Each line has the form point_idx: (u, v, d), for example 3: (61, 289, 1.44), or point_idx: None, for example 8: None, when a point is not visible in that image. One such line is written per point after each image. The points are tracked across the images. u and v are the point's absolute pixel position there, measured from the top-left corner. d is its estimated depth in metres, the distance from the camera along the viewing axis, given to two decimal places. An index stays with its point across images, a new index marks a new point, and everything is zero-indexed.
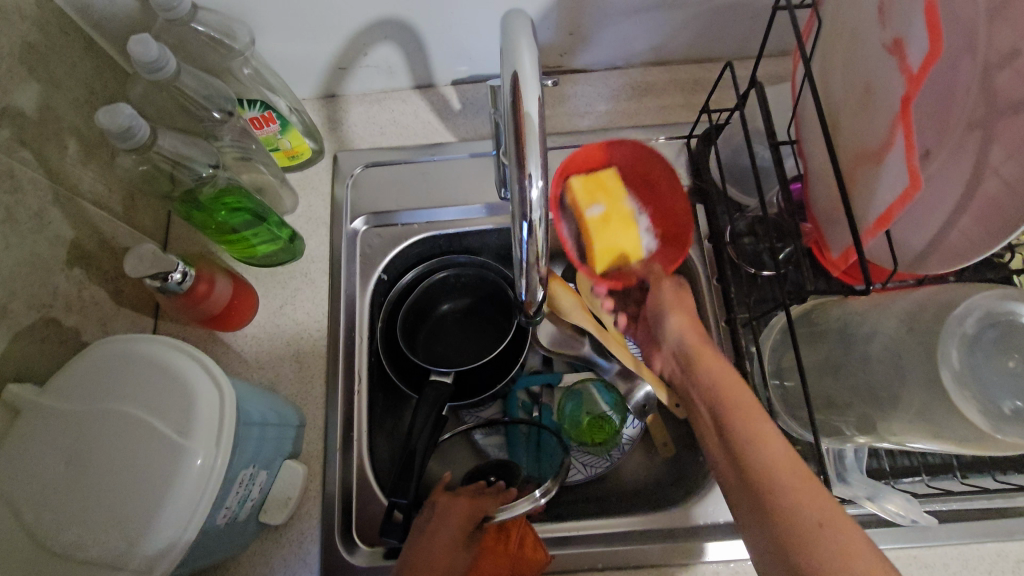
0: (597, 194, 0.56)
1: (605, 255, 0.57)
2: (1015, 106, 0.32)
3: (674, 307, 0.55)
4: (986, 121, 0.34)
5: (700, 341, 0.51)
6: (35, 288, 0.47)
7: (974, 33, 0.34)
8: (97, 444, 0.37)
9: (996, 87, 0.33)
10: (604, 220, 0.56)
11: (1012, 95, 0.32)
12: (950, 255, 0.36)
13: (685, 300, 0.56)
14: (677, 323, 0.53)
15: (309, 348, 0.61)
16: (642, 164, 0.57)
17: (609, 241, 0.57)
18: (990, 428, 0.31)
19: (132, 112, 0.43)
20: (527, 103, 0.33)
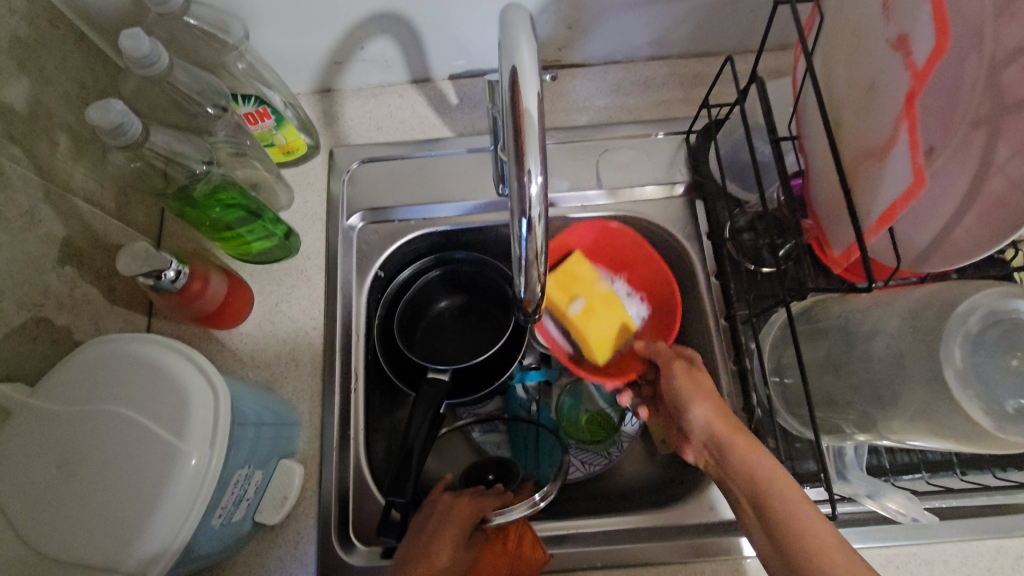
0: (573, 288, 0.60)
1: (604, 343, 0.60)
2: (1021, 104, 0.31)
3: (700, 406, 0.46)
4: (990, 119, 0.33)
5: (734, 431, 0.45)
6: (26, 287, 0.46)
7: (981, 30, 0.33)
8: (88, 446, 0.36)
9: (1002, 85, 0.32)
10: (589, 310, 0.60)
11: (1018, 92, 0.31)
12: (955, 252, 0.36)
13: (704, 381, 0.48)
14: (707, 419, 0.46)
15: (305, 346, 0.61)
16: (604, 244, 0.62)
17: (600, 327, 0.60)
18: (993, 427, 0.31)
19: (123, 108, 0.42)
20: (526, 99, 0.33)
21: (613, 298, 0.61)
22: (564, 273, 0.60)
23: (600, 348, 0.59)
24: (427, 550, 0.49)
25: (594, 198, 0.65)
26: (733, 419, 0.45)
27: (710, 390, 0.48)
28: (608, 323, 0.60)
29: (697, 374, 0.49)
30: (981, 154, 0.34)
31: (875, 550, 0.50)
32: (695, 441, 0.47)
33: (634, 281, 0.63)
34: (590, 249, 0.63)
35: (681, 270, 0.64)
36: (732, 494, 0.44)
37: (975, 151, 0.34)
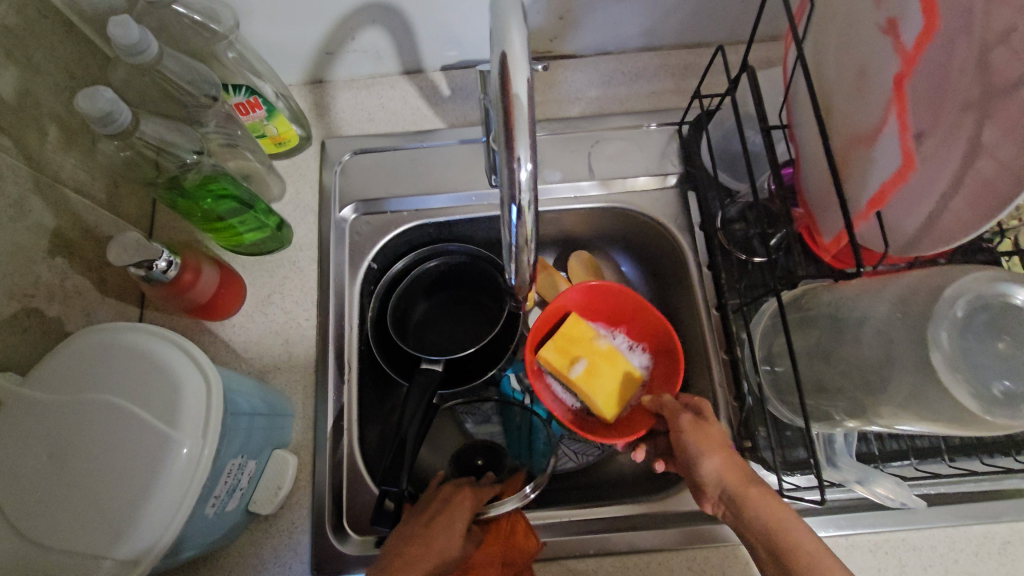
0: (572, 350, 0.56)
1: (612, 400, 0.55)
2: (1011, 86, 0.30)
3: (710, 459, 0.44)
4: (981, 102, 0.32)
5: (748, 482, 0.43)
6: (16, 278, 0.46)
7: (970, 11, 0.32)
8: (80, 436, 0.36)
9: (990, 67, 0.32)
10: (591, 368, 0.56)
11: (1008, 75, 0.30)
12: (942, 238, 0.36)
13: (713, 429, 0.46)
14: (719, 472, 0.43)
15: (298, 337, 0.61)
16: (597, 302, 0.59)
17: (606, 385, 0.55)
18: (980, 410, 0.31)
19: (112, 96, 0.41)
20: (516, 85, 0.33)
21: (615, 351, 0.57)
22: (559, 338, 0.56)
23: (609, 406, 0.55)
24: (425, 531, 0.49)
25: (587, 190, 0.65)
26: (744, 466, 0.43)
27: (720, 438, 0.45)
28: (614, 379, 0.56)
29: (705, 423, 0.46)
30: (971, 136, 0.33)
31: (864, 536, 0.50)
32: (706, 493, 0.45)
33: (633, 334, 0.60)
34: (583, 308, 0.59)
35: (673, 260, 0.65)
36: (749, 546, 0.42)
37: (965, 135, 0.33)
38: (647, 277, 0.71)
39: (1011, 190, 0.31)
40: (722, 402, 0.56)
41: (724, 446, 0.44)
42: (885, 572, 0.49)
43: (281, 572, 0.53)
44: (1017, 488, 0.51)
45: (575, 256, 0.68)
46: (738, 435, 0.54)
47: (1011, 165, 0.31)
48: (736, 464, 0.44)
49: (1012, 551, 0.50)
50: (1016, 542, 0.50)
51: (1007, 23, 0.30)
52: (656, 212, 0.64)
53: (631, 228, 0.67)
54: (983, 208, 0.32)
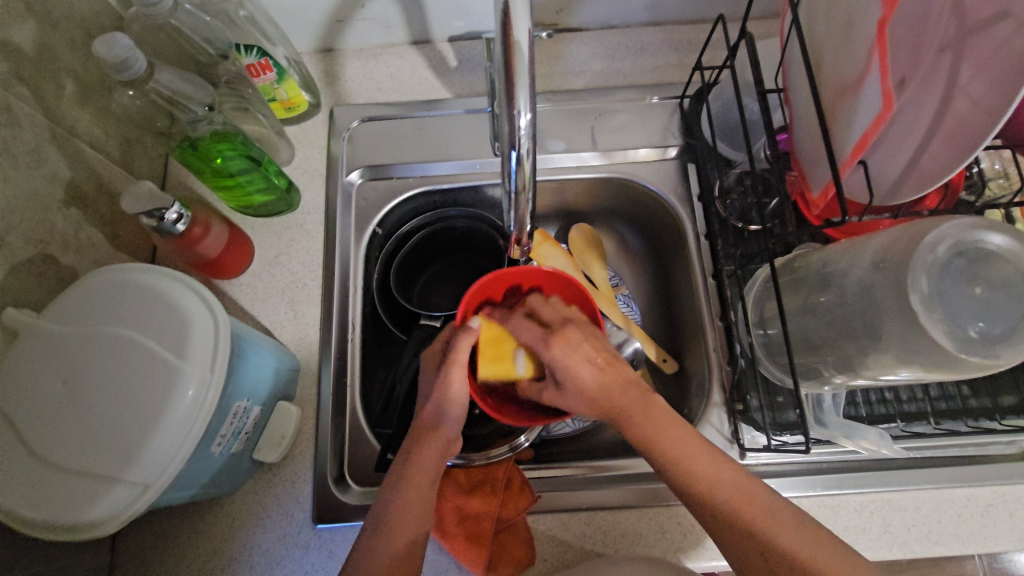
0: (508, 353, 0.50)
1: None
2: (986, 24, 0.31)
3: (579, 390, 0.44)
4: (956, 44, 0.33)
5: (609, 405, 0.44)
6: (33, 224, 0.48)
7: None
8: (95, 365, 0.38)
9: (967, 7, 0.33)
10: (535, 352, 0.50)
11: (982, 13, 0.32)
12: (922, 180, 0.37)
13: (581, 353, 0.44)
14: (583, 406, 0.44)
15: (304, 297, 0.62)
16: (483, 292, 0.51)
17: None
18: (954, 349, 0.33)
19: (129, 44, 0.43)
20: (517, 34, 0.34)
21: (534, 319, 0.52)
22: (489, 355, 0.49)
23: None
24: (437, 418, 0.48)
25: (589, 160, 0.66)
26: (599, 391, 0.44)
27: (589, 368, 0.44)
28: None
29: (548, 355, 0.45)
30: (947, 77, 0.34)
31: (849, 497, 0.52)
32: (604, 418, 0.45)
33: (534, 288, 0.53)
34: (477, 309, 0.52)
35: (672, 231, 0.66)
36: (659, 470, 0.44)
37: (942, 75, 0.34)
38: (646, 248, 0.72)
39: (985, 127, 0.32)
40: (716, 364, 0.57)
41: (583, 369, 0.44)
42: (870, 531, 0.51)
43: (283, 519, 0.54)
44: (1001, 453, 0.52)
45: (576, 229, 0.69)
46: (730, 397, 0.55)
47: (984, 103, 0.32)
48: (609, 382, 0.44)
49: (995, 513, 0.51)
50: (998, 505, 0.51)
51: None
52: (655, 182, 0.65)
53: (632, 200, 0.69)
54: (959, 148, 0.34)
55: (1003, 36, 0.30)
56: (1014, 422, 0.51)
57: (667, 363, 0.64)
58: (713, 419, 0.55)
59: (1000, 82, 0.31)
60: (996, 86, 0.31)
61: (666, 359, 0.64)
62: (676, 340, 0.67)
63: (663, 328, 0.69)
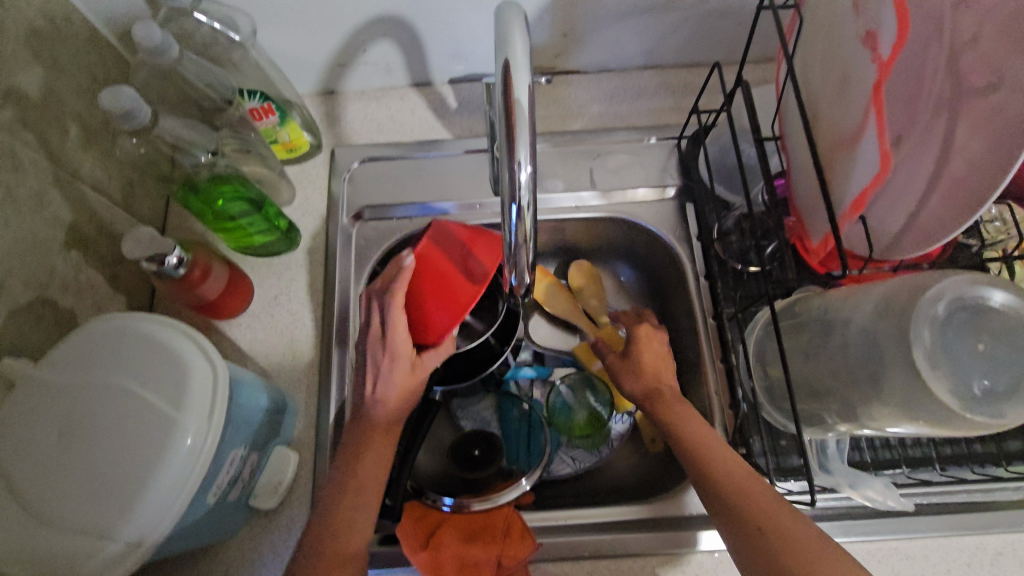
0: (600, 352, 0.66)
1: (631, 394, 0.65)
2: (981, 87, 0.32)
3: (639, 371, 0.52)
4: (952, 104, 0.34)
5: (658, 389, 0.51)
6: (33, 268, 0.47)
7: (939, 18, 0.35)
8: (91, 414, 0.38)
9: (961, 70, 0.33)
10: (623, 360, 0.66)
11: (976, 78, 0.33)
12: (923, 237, 0.37)
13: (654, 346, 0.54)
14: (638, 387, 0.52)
15: (304, 337, 0.62)
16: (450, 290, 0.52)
17: None
18: (960, 408, 0.32)
19: (134, 95, 0.43)
20: (518, 91, 0.35)
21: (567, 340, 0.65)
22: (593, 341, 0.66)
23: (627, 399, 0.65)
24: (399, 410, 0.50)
25: (587, 201, 0.67)
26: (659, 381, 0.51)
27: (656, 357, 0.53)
28: None
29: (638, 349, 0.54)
30: (944, 135, 0.35)
31: (856, 545, 0.51)
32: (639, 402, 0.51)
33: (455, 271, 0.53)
34: (430, 297, 0.52)
35: (672, 271, 0.66)
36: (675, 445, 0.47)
37: (937, 134, 0.35)
38: (647, 287, 0.72)
39: (984, 186, 0.32)
40: (717, 408, 0.57)
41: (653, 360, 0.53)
42: None
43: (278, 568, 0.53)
44: (1011, 500, 0.51)
45: (576, 265, 0.70)
46: (734, 441, 0.54)
47: (982, 164, 0.32)
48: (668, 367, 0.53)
49: (1005, 562, 0.50)
50: (1009, 554, 0.50)
51: (971, 32, 0.32)
52: (654, 222, 0.65)
53: (632, 240, 0.69)
54: (959, 208, 0.34)
55: (998, 102, 0.31)
56: (1019, 468, 0.52)
57: None
58: None
59: (997, 145, 0.31)
60: (992, 148, 0.32)
61: None
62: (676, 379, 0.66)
63: None
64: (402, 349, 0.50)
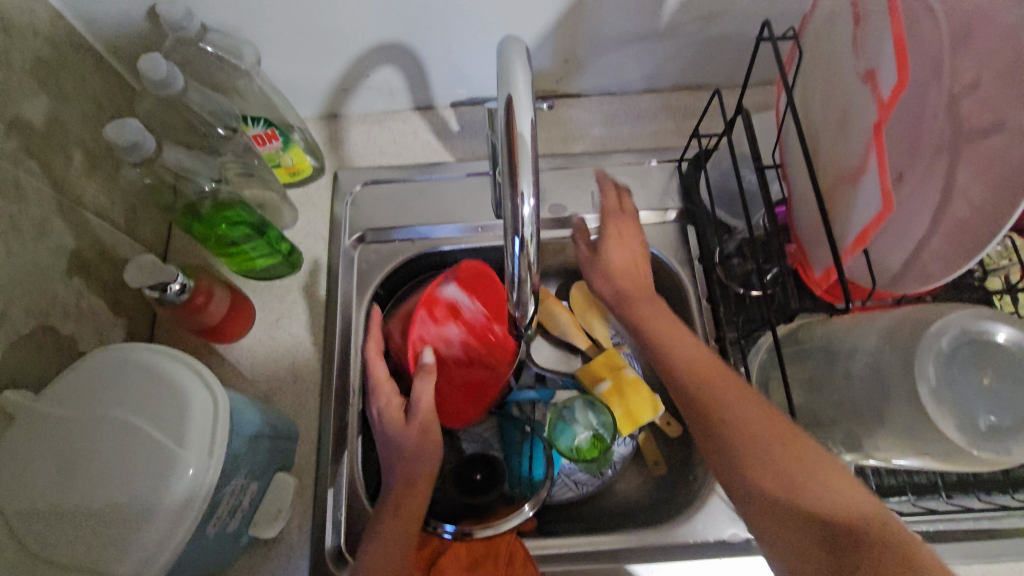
0: (602, 372, 0.65)
1: (629, 417, 0.63)
2: (983, 132, 0.33)
3: (608, 269, 0.56)
4: (951, 147, 0.35)
5: (640, 291, 0.54)
6: (35, 297, 0.47)
7: (938, 61, 0.35)
8: (91, 450, 0.38)
9: (962, 113, 0.34)
10: (630, 382, 0.64)
11: (978, 121, 0.33)
12: (924, 275, 0.37)
13: (625, 240, 0.57)
14: (611, 274, 0.55)
15: (306, 361, 0.62)
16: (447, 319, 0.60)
17: (630, 401, 0.63)
18: (965, 444, 0.32)
19: (139, 126, 0.44)
20: (520, 126, 0.35)
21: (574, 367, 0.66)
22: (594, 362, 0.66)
23: (625, 421, 0.63)
24: (414, 461, 0.51)
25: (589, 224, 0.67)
26: (639, 285, 0.54)
27: (626, 256, 0.56)
28: (636, 394, 0.63)
29: (608, 247, 0.57)
30: (945, 176, 0.35)
31: None
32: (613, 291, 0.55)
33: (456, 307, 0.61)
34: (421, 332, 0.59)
35: (673, 294, 0.66)
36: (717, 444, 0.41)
37: (939, 174, 0.36)
38: None
39: (987, 229, 0.32)
40: None
41: (626, 251, 0.56)
42: None
43: None
44: (1018, 528, 0.50)
45: (578, 287, 0.70)
46: None
47: (985, 206, 0.32)
48: (632, 286, 0.54)
49: None
50: None
51: (974, 74, 0.33)
52: (656, 244, 0.65)
53: None
54: (962, 248, 0.34)
55: (1001, 147, 0.31)
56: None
57: (670, 426, 0.64)
58: (719, 488, 0.55)
59: (1001, 189, 0.31)
60: (995, 191, 0.32)
61: (670, 423, 0.64)
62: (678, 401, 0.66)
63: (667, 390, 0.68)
64: (388, 389, 0.54)
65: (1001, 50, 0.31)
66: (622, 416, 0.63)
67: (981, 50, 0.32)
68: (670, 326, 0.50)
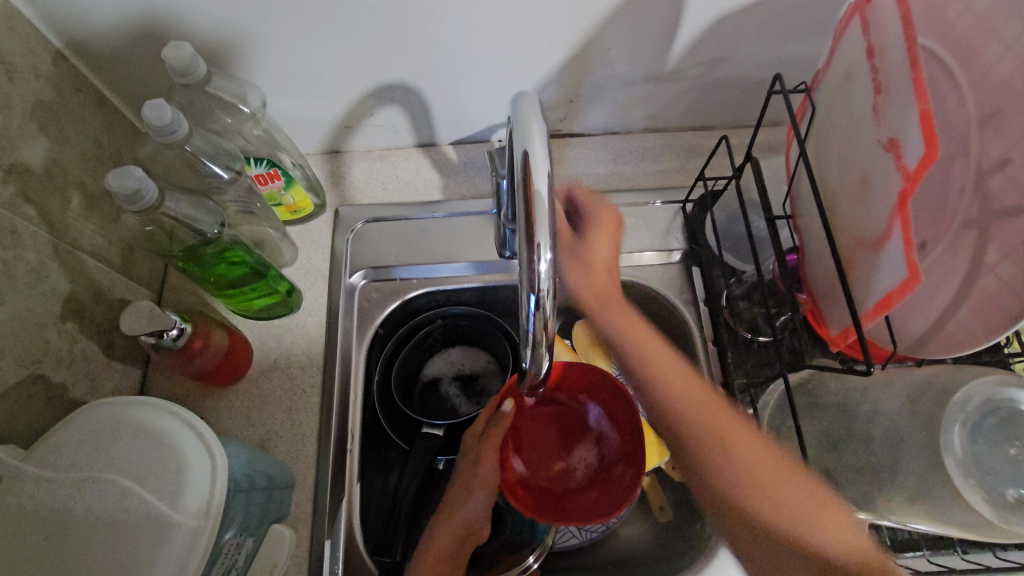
0: None
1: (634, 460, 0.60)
2: (1011, 211, 0.33)
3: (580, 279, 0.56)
4: (979, 223, 0.35)
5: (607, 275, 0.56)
6: (27, 345, 0.46)
7: (966, 139, 0.36)
8: (79, 516, 0.36)
9: (990, 192, 0.35)
10: None
11: (1005, 201, 0.34)
12: (947, 343, 0.37)
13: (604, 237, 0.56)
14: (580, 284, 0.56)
15: (302, 404, 0.60)
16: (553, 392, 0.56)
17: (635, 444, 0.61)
18: (998, 518, 0.36)
19: (141, 175, 0.43)
20: (537, 182, 0.34)
21: None
22: None
23: None
24: (458, 501, 0.54)
25: None
26: (610, 271, 0.56)
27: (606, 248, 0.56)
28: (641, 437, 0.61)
29: (575, 245, 0.56)
30: (971, 250, 0.35)
31: None
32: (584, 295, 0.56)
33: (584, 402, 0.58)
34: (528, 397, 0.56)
35: (677, 333, 0.65)
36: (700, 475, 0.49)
37: (964, 248, 0.36)
38: None
39: (1016, 306, 0.33)
40: None
41: (596, 250, 0.56)
42: None
43: None
44: None
45: (581, 325, 0.69)
46: None
47: (1014, 283, 0.33)
48: (602, 267, 0.56)
49: None
50: None
51: (1001, 153, 0.34)
52: (659, 285, 0.65)
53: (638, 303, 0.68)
54: (989, 322, 0.34)
55: None
56: None
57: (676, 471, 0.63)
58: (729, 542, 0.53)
59: None
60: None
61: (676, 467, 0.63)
62: None
63: None
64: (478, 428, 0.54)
65: None
66: None
67: (1008, 131, 0.33)
68: (604, 265, 0.56)
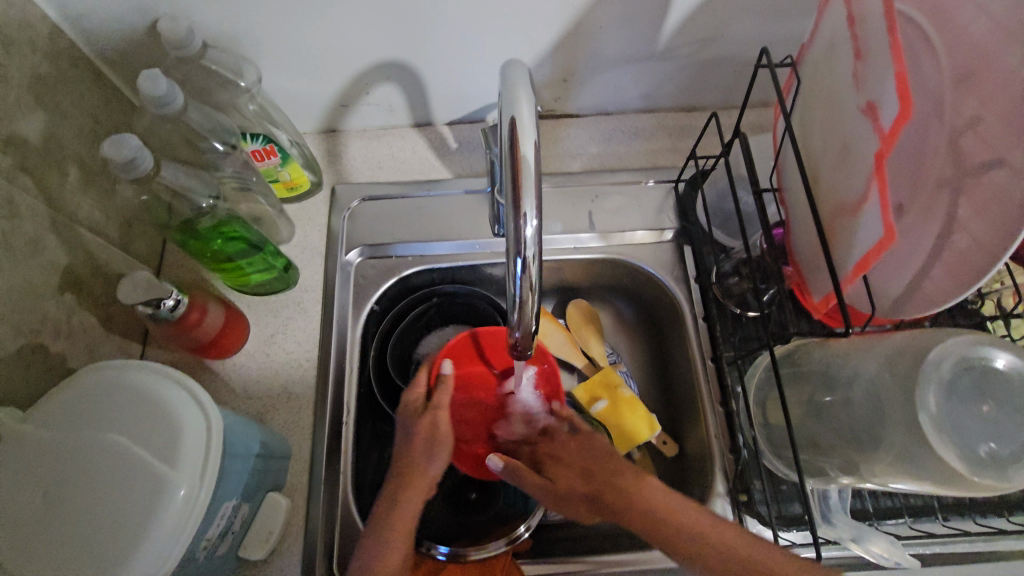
0: (596, 391, 0.65)
1: (625, 435, 0.62)
2: (982, 169, 0.34)
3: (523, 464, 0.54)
4: (954, 183, 0.36)
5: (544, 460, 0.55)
6: (26, 314, 0.47)
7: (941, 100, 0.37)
8: (81, 475, 0.37)
9: (964, 151, 0.35)
10: (625, 401, 0.64)
11: (978, 158, 0.34)
12: (924, 303, 0.38)
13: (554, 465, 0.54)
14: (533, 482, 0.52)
15: (299, 377, 0.61)
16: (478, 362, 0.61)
17: (624, 421, 0.63)
18: (968, 470, 0.36)
19: (138, 143, 0.44)
20: (524, 148, 0.35)
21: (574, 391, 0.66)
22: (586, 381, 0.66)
23: (622, 440, 0.62)
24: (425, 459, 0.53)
25: (584, 242, 0.67)
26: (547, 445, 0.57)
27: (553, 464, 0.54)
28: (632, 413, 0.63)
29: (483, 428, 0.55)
30: (946, 211, 0.36)
31: None
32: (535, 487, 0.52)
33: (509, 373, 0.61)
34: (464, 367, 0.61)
35: (669, 310, 0.66)
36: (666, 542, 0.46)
37: (940, 209, 0.37)
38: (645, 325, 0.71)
39: (986, 262, 0.33)
40: (718, 453, 0.56)
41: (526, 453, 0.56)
42: None
43: None
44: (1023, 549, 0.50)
45: (574, 304, 0.69)
46: (733, 487, 0.54)
47: (985, 242, 0.34)
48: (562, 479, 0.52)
49: None
50: None
51: (973, 112, 0.35)
52: (651, 262, 0.66)
53: (631, 281, 0.69)
54: (962, 280, 0.35)
55: (1001, 183, 0.33)
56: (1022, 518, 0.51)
57: (666, 446, 0.64)
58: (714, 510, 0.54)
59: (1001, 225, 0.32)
60: (996, 227, 0.33)
61: (665, 441, 0.64)
62: (675, 419, 0.66)
63: (663, 408, 0.68)
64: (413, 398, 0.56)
65: (998, 94, 0.33)
66: (619, 435, 0.62)
67: (979, 91, 0.34)
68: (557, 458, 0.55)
